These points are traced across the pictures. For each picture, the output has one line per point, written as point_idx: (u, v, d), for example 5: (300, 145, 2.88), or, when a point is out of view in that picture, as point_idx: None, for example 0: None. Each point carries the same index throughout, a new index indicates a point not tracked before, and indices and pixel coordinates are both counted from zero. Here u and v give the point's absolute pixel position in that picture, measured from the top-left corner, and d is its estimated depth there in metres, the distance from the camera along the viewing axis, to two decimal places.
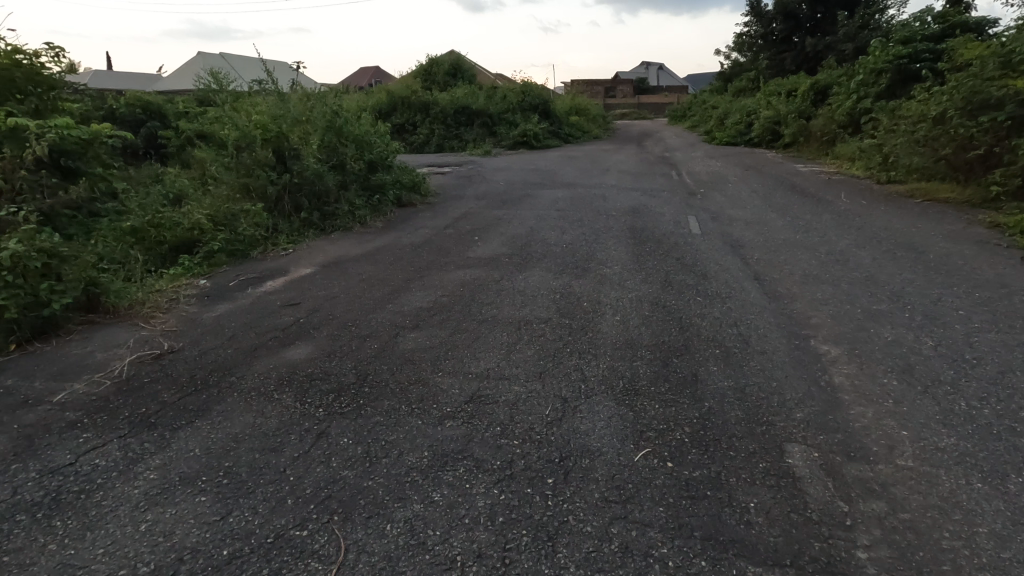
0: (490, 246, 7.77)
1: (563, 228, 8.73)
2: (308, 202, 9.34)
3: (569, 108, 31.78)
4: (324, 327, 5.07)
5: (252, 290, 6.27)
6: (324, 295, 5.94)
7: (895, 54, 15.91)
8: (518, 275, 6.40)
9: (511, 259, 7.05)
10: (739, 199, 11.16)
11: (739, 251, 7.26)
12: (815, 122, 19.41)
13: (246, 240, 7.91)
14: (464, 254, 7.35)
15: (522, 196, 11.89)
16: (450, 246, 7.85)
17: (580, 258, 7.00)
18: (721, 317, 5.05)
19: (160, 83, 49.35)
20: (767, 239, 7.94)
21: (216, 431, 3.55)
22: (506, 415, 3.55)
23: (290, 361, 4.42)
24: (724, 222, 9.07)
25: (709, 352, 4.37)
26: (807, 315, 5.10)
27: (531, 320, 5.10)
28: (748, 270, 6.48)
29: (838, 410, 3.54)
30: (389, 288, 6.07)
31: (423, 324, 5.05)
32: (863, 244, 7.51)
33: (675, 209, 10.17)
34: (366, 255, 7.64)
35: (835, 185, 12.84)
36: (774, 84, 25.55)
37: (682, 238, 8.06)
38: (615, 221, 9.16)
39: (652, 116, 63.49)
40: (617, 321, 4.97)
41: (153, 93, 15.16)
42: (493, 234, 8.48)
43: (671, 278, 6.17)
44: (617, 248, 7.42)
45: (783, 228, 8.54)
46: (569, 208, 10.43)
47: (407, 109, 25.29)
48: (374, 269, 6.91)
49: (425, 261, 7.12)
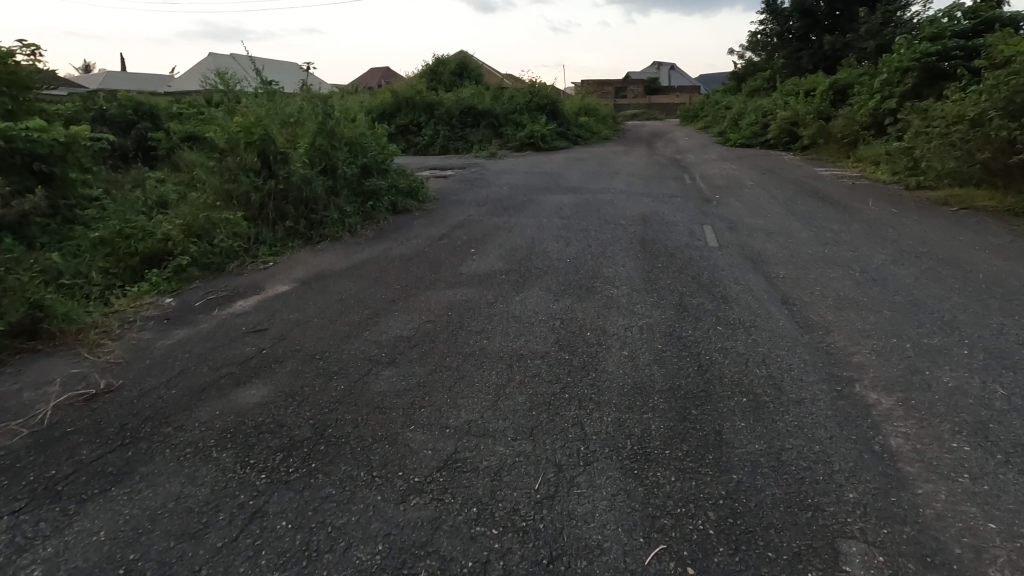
0: (487, 260, 7.09)
1: (568, 240, 8.03)
2: (295, 208, 8.72)
3: (578, 109, 31.05)
4: (287, 362, 4.41)
5: (218, 312, 5.64)
6: (296, 319, 5.29)
7: (923, 51, 15.02)
8: (515, 296, 5.72)
9: (508, 276, 6.38)
10: (759, 207, 10.39)
11: (762, 268, 6.53)
12: (835, 123, 18.54)
13: (223, 252, 7.31)
14: (457, 270, 6.68)
15: (526, 202, 11.20)
16: (443, 260, 7.18)
17: (584, 275, 6.31)
18: (747, 353, 4.34)
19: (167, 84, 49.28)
20: (792, 253, 7.19)
21: (131, 505, 2.90)
22: (486, 491, 2.88)
23: (239, 407, 3.77)
24: (743, 233, 8.32)
25: (735, 402, 3.66)
26: (846, 351, 4.39)
27: (526, 354, 4.41)
28: (774, 292, 5.75)
29: (902, 490, 2.84)
30: (369, 313, 5.41)
31: (401, 359, 4.39)
32: (901, 260, 6.76)
33: (689, 218, 9.44)
34: (351, 270, 7.00)
35: (860, 191, 12.05)
36: (791, 84, 24.67)
37: (698, 252, 7.33)
38: (624, 231, 8.44)
39: (663, 116, 62.47)
40: (625, 358, 4.28)
41: (146, 94, 14.64)
42: (490, 246, 7.80)
43: (686, 302, 5.46)
44: (626, 264, 6.72)
45: (809, 240, 7.80)
46: (574, 216, 9.73)
47: (411, 109, 24.68)
48: (357, 287, 6.26)
49: (413, 278, 6.46)
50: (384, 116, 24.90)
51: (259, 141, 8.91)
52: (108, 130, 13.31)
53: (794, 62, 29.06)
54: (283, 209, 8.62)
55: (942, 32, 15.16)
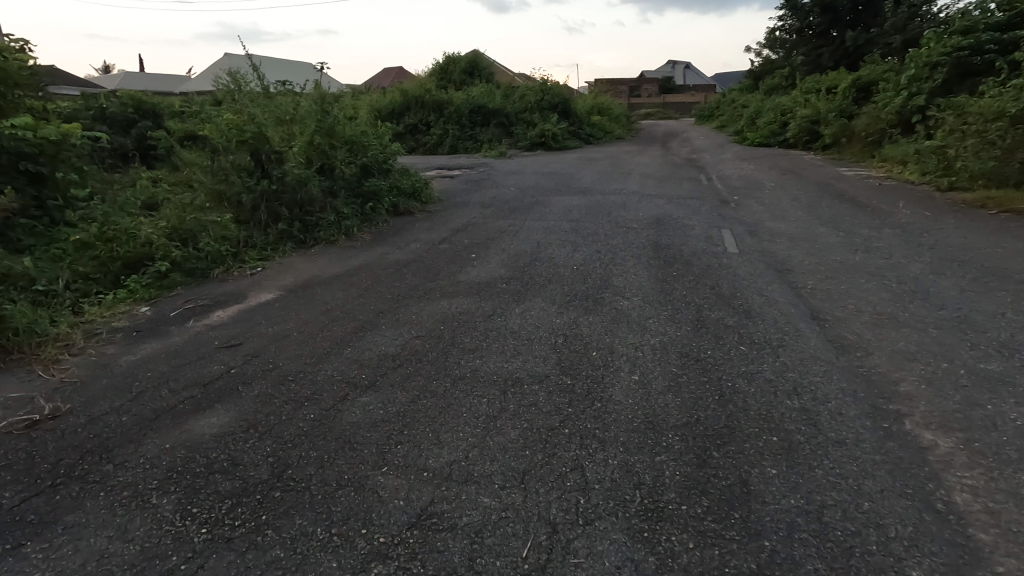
0: (488, 267, 6.60)
1: (576, 245, 7.51)
2: (289, 210, 8.30)
3: (590, 108, 30.46)
4: (257, 384, 3.95)
5: (194, 323, 5.21)
6: (275, 333, 4.85)
7: (954, 45, 14.26)
8: (515, 308, 5.22)
9: (509, 285, 5.89)
10: (781, 210, 9.78)
11: (788, 278, 5.96)
12: (859, 121, 17.77)
13: (209, 257, 6.90)
14: (454, 278, 6.20)
15: (533, 204, 10.70)
16: (441, 267, 6.70)
17: (592, 285, 5.80)
18: (774, 379, 3.80)
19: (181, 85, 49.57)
20: (820, 261, 6.61)
21: (45, 566, 2.45)
22: (464, 559, 2.38)
23: (193, 440, 3.31)
24: (765, 238, 7.74)
25: (763, 442, 3.13)
26: (890, 378, 3.83)
27: (522, 378, 3.91)
28: (802, 305, 5.19)
29: (976, 565, 2.29)
30: (355, 326, 4.94)
31: (382, 383, 3.90)
32: (941, 269, 6.16)
33: (706, 220, 8.87)
34: (342, 276, 6.55)
35: (888, 193, 11.38)
36: (811, 80, 23.86)
37: (716, 258, 6.78)
38: (636, 236, 7.90)
39: (678, 116, 61.48)
40: (634, 385, 3.76)
41: (148, 93, 14.37)
42: (492, 252, 7.31)
43: (704, 317, 4.93)
44: (638, 272, 6.20)
45: (837, 247, 7.20)
46: (584, 218, 9.22)
47: (421, 108, 24.29)
48: (346, 295, 5.81)
49: (407, 287, 5.99)
50: (393, 115, 24.53)
51: (252, 140, 8.51)
52: (107, 129, 13.04)
53: (814, 59, 28.21)
54: (276, 211, 8.19)
55: (974, 24, 14.38)
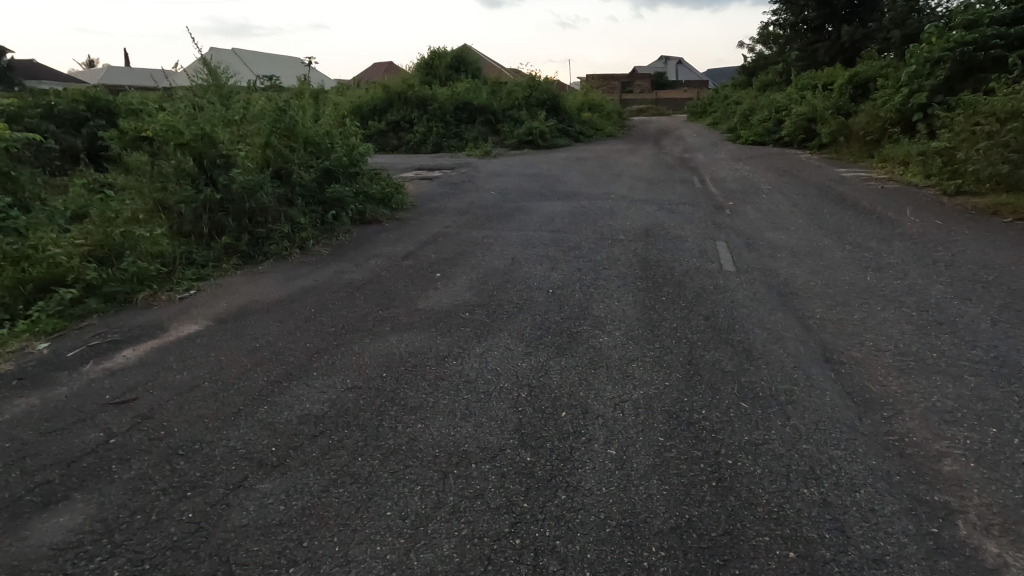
0: (451, 290, 5.80)
1: (555, 261, 6.71)
2: (237, 221, 7.44)
3: (580, 105, 29.63)
4: (136, 462, 3.14)
5: (91, 366, 4.37)
6: (182, 383, 4.02)
7: (958, 40, 13.54)
8: (475, 348, 4.41)
9: (473, 315, 5.09)
10: (780, 218, 9.01)
11: (793, 306, 5.20)
12: (856, 119, 17.05)
13: (135, 278, 6.06)
14: (411, 306, 5.39)
15: (513, 210, 9.88)
16: (399, 290, 5.89)
17: (569, 315, 5.01)
18: (786, 456, 3.02)
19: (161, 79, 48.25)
20: (827, 282, 5.85)
21: None
22: None
23: (22, 558, 2.49)
24: (764, 253, 6.97)
25: (776, 561, 2.35)
26: (931, 451, 3.06)
27: (471, 453, 3.11)
28: (813, 342, 4.42)
29: None
30: (281, 373, 4.12)
31: (292, 461, 3.09)
32: (965, 292, 5.42)
33: (699, 231, 8.10)
34: (285, 301, 5.72)
35: (892, 197, 10.68)
36: (807, 76, 23.13)
37: (710, 278, 6.01)
38: (622, 250, 7.12)
39: (671, 113, 60.74)
40: (610, 464, 2.98)
41: (103, 89, 13.39)
42: (459, 270, 6.50)
43: (698, 359, 4.15)
44: (621, 298, 5.42)
45: (845, 264, 6.44)
46: (565, 227, 8.43)
47: (403, 105, 23.33)
48: (281, 327, 4.98)
49: (355, 317, 5.18)
50: (375, 112, 23.56)
51: (194, 142, 7.63)
52: (55, 128, 12.07)
53: (809, 55, 27.48)
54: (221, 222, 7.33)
55: (979, 18, 13.64)
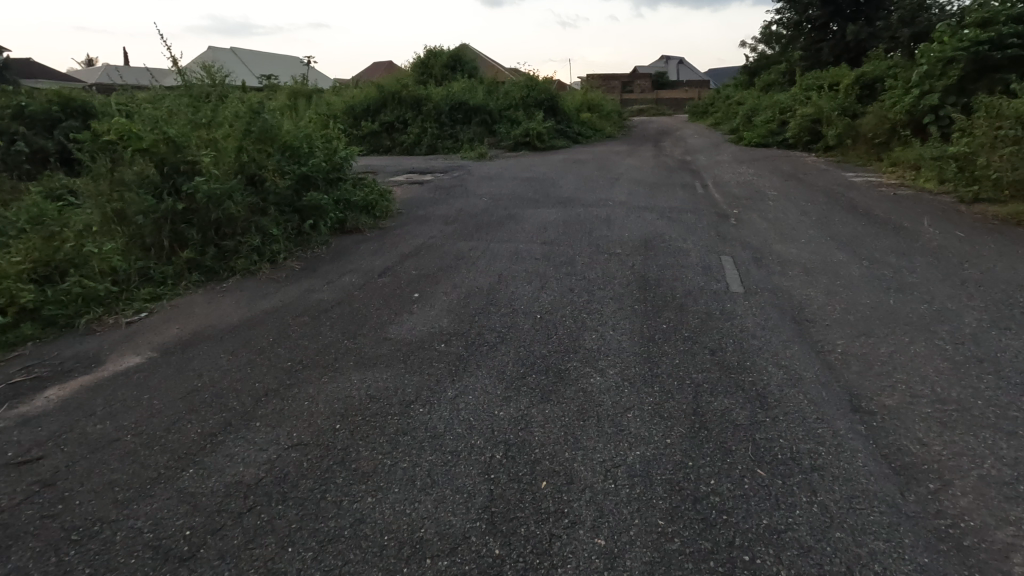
0: (428, 315, 5.22)
1: (545, 279, 6.12)
2: (201, 232, 6.87)
3: (579, 105, 29.04)
4: (18, 551, 2.56)
5: (5, 411, 3.80)
6: (101, 435, 3.44)
7: (973, 40, 12.95)
8: (447, 390, 3.84)
9: (449, 347, 4.51)
10: (788, 228, 8.43)
11: (809, 336, 4.62)
12: (864, 121, 16.46)
13: (81, 300, 5.49)
14: (380, 334, 4.82)
15: (504, 218, 9.31)
16: (370, 314, 5.31)
17: (557, 348, 4.43)
18: (814, 551, 2.45)
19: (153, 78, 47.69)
20: (845, 305, 5.28)
21: None
22: None
23: None
24: (774, 270, 6.39)
25: None
26: (994, 542, 2.50)
27: (427, 542, 2.54)
28: (836, 384, 3.85)
29: None
30: (218, 423, 3.53)
31: (207, 553, 2.51)
32: (1002, 319, 4.85)
33: (702, 243, 7.52)
34: (242, 326, 5.14)
35: (906, 204, 10.12)
36: (812, 76, 22.54)
37: (715, 301, 5.43)
38: (618, 265, 6.54)
39: (671, 113, 60.25)
40: (597, 561, 2.41)
41: (78, 88, 12.80)
42: (440, 289, 5.92)
43: (704, 407, 3.57)
44: (617, 326, 4.84)
45: (863, 284, 5.87)
46: (558, 239, 7.85)
47: (397, 105, 22.74)
48: (231, 360, 4.39)
49: (315, 348, 4.59)
50: (368, 112, 22.96)
51: (156, 148, 7.04)
52: (25, 130, 11.47)
53: (813, 54, 26.85)
54: (183, 233, 6.73)
55: (994, 16, 13.06)
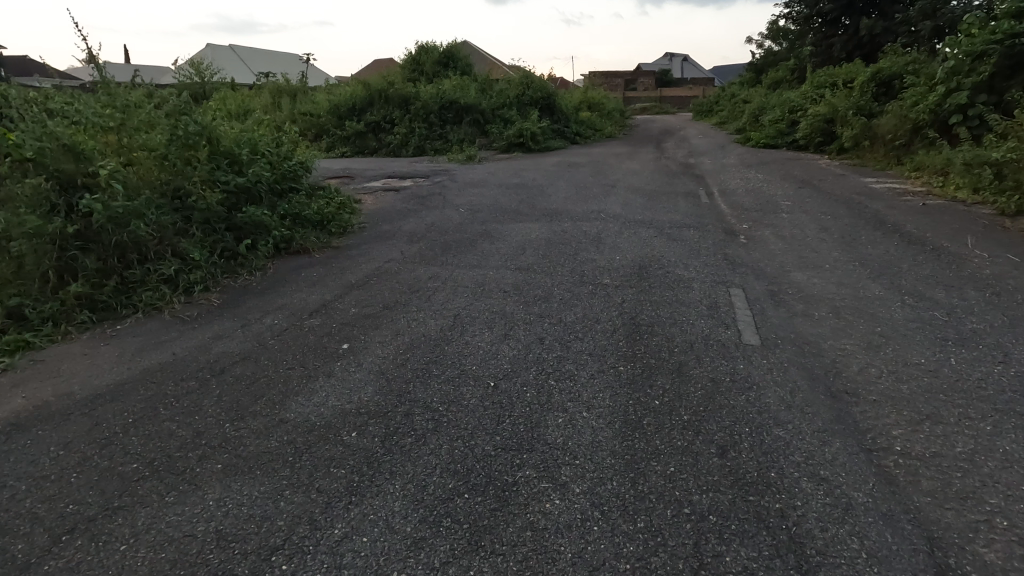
0: (350, 381, 4.00)
1: (510, 323, 4.90)
2: (101, 260, 5.71)
3: (578, 104, 27.76)
4: None
5: None
6: None
7: (1007, 31, 11.80)
8: (334, 527, 2.63)
9: (360, 439, 3.30)
10: (808, 249, 7.17)
11: (853, 421, 3.40)
12: (882, 121, 15.17)
13: None
14: (277, 414, 3.60)
15: (478, 235, 8.09)
16: (276, 377, 4.10)
17: (506, 443, 3.21)
18: None
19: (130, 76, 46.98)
20: (894, 367, 4.05)
21: None
22: None
23: None
24: (796, 310, 5.17)
25: None
26: None
27: None
28: (907, 520, 2.61)
29: None
30: None
31: None
32: None
33: (707, 270, 6.29)
34: (106, 395, 3.95)
35: (940, 218, 8.88)
36: (824, 72, 21.20)
37: (724, 359, 4.21)
38: (603, 304, 5.31)
39: (675, 112, 58.88)
40: None
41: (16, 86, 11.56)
42: (375, 339, 4.70)
43: (710, 567, 2.36)
44: (593, 403, 3.61)
45: (911, 332, 4.64)
46: (536, 264, 6.61)
47: (384, 104, 21.49)
48: (57, 460, 3.20)
49: (182, 437, 3.39)
50: (354, 112, 21.73)
51: (47, 158, 5.86)
52: None
53: (824, 50, 25.54)
54: (76, 262, 5.58)
55: None
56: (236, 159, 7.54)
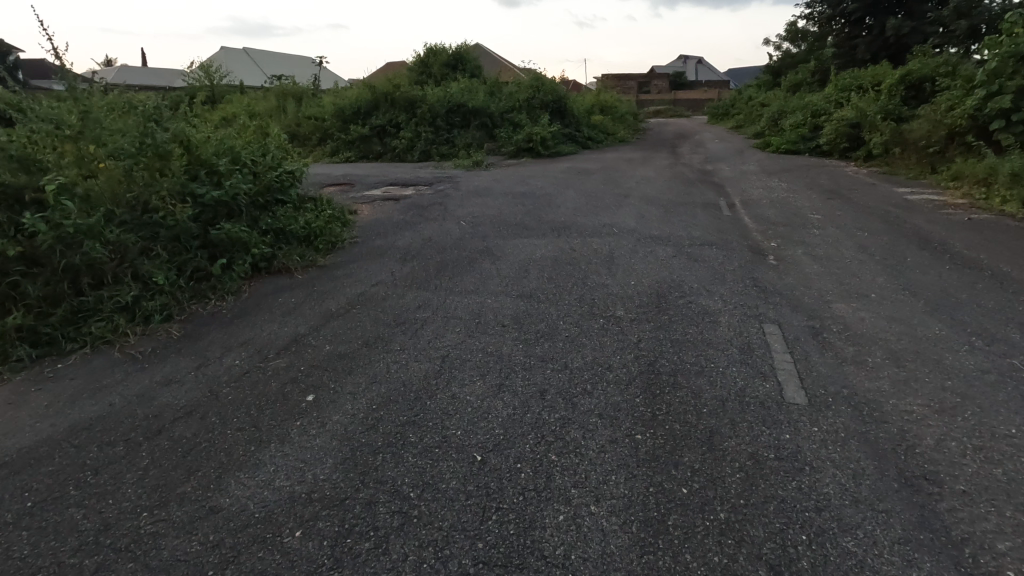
0: (307, 449, 3.28)
1: (506, 369, 4.16)
2: (49, 286, 5.07)
3: (590, 107, 26.98)
4: None
5: None
6: None
7: None
8: None
9: (305, 544, 2.58)
10: (847, 274, 6.35)
11: (941, 526, 2.63)
12: (913, 126, 14.27)
13: None
14: (210, 498, 2.90)
15: (478, 253, 7.39)
16: (220, 441, 3.39)
17: (491, 556, 2.48)
18: None
19: (136, 78, 47.19)
20: (980, 440, 3.26)
21: None
22: None
23: None
24: (845, 354, 4.38)
25: None
26: None
27: None
28: None
29: None
30: None
31: None
32: None
33: (735, 299, 5.52)
34: (13, 462, 3.27)
35: (991, 235, 8.03)
36: (849, 73, 20.25)
37: (763, 424, 3.45)
38: (615, 343, 4.56)
39: (688, 114, 57.88)
40: None
41: None
42: (347, 388, 3.98)
43: None
44: (603, 492, 2.87)
45: (991, 387, 3.84)
46: (540, 290, 5.88)
47: (391, 106, 20.87)
48: None
49: (85, 532, 2.70)
50: (359, 115, 21.14)
51: None
52: None
53: (848, 52, 24.56)
54: (19, 288, 4.94)
55: None
56: (214, 169, 6.88)
